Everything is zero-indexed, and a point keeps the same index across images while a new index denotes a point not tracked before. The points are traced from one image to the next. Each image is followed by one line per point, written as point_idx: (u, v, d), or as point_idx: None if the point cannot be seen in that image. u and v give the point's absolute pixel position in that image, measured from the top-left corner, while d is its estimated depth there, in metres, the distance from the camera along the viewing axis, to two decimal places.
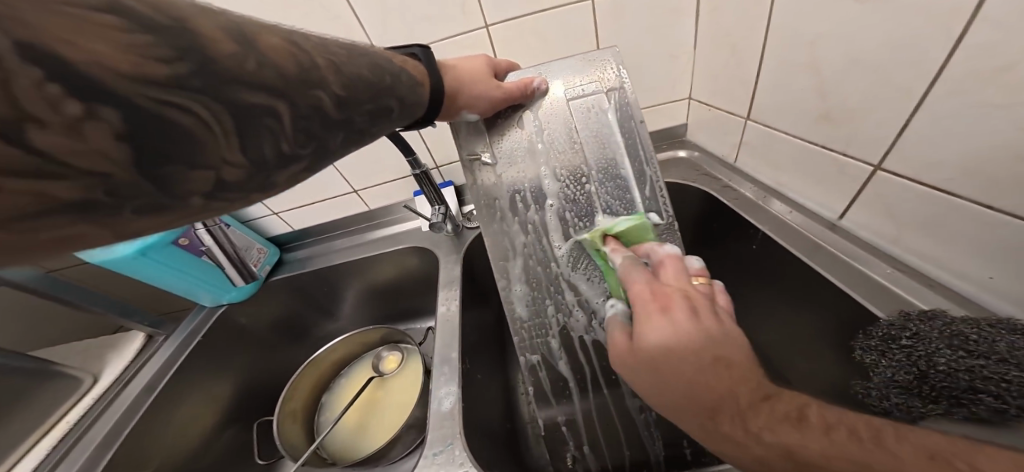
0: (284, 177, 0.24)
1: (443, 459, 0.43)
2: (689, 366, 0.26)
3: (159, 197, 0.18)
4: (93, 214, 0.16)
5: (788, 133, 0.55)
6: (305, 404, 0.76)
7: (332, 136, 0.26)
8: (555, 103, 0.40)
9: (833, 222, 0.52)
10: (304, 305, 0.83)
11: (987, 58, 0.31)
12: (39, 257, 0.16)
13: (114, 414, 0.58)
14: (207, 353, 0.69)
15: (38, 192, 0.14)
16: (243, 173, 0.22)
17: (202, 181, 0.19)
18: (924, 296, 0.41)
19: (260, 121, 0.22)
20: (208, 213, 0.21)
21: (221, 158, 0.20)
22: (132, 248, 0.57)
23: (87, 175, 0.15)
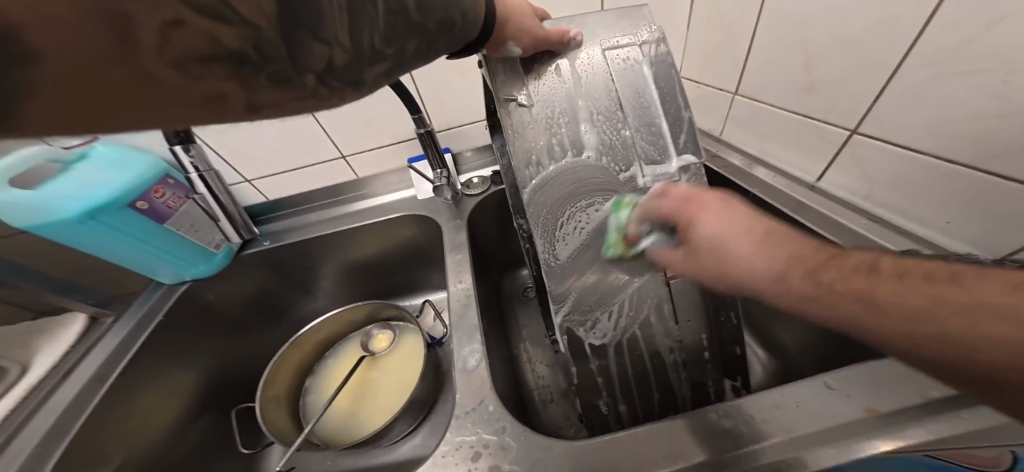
0: (371, 75, 0.28)
1: (477, 417, 0.41)
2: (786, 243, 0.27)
3: (287, 65, 0.23)
4: (243, 66, 0.21)
5: (772, 105, 0.60)
6: (288, 388, 0.70)
7: (410, 39, 0.29)
8: (591, 52, 0.40)
9: (812, 184, 0.59)
10: (281, 281, 0.75)
11: (956, 32, 0.36)
12: (205, 107, 0.21)
13: (57, 409, 0.49)
14: (170, 335, 0.60)
15: (210, 36, 0.19)
16: (348, 57, 0.26)
17: (320, 51, 0.24)
18: (893, 240, 0.48)
19: (364, 6, 0.25)
20: (316, 95, 0.26)
21: (335, 36, 0.24)
22: (78, 210, 0.48)
23: (244, 25, 0.20)
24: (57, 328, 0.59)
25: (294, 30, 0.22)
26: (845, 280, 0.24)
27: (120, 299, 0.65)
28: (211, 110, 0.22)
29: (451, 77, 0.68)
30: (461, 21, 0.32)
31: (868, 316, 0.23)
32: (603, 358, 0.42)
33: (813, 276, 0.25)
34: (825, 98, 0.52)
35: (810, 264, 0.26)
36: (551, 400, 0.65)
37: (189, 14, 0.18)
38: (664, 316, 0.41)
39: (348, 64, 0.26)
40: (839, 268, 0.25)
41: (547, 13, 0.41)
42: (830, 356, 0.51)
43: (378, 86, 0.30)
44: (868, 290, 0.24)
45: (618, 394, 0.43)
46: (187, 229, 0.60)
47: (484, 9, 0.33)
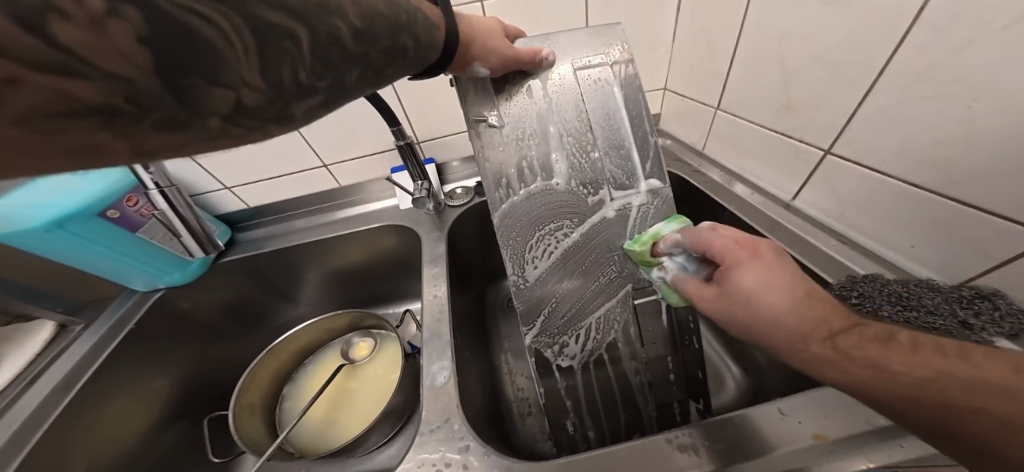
0: (300, 108, 0.26)
1: (442, 435, 0.41)
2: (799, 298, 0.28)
3: (179, 111, 0.19)
4: (114, 120, 0.17)
5: (752, 121, 0.60)
6: (264, 398, 0.69)
7: (348, 70, 0.27)
8: (563, 72, 0.40)
9: (788, 202, 0.59)
10: (260, 289, 0.74)
11: (924, 57, 0.36)
12: (76, 161, 0.18)
13: (18, 419, 0.48)
14: (141, 342, 0.60)
15: (59, 90, 0.15)
16: (261, 96, 0.23)
17: (222, 94, 0.20)
18: (862, 263, 0.48)
19: (280, 44, 0.22)
20: (225, 136, 0.23)
21: (240, 78, 0.21)
22: (43, 218, 0.48)
23: (107, 77, 0.16)
24: (23, 336, 0.58)
25: (175, 76, 0.18)
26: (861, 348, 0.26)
27: (89, 307, 0.64)
28: (79, 162, 0.18)
29: (434, 89, 0.68)
30: (414, 47, 0.32)
31: (877, 381, 0.25)
32: (570, 378, 0.41)
33: (832, 343, 0.26)
34: (802, 118, 0.51)
35: (837, 329, 0.27)
36: (528, 414, 0.65)
37: (20, 70, 0.14)
38: (630, 339, 0.41)
39: (262, 104, 0.23)
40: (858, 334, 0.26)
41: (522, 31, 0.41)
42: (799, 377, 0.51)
43: (312, 118, 0.28)
44: (882, 358, 0.25)
45: (585, 414, 0.42)
46: (160, 237, 0.59)
47: (444, 32, 0.34)
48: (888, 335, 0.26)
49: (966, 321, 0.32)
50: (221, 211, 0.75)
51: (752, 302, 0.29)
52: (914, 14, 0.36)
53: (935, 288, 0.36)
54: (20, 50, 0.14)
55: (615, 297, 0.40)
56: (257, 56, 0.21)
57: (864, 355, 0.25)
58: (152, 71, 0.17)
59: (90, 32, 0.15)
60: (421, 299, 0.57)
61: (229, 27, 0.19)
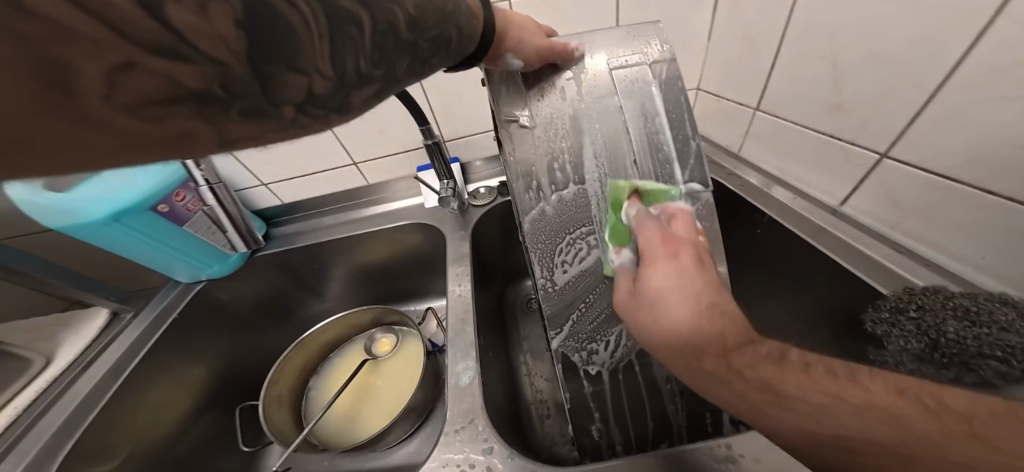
0: (357, 97, 0.27)
1: (465, 436, 0.41)
2: (701, 330, 0.27)
3: (260, 100, 0.21)
4: (209, 105, 0.20)
5: (795, 122, 0.56)
6: (291, 389, 0.71)
7: (399, 59, 0.28)
8: (598, 71, 0.39)
9: (835, 208, 0.55)
10: (290, 283, 0.77)
11: (1006, 53, 0.32)
12: (173, 150, 0.20)
13: (74, 400, 0.52)
14: (183, 331, 0.63)
15: (170, 74, 0.17)
16: (329, 87, 0.25)
17: (296, 80, 0.22)
18: (922, 275, 0.44)
19: (347, 31, 0.23)
20: (293, 123, 0.25)
21: (314, 66, 0.23)
22: (102, 212, 0.51)
23: (207, 62, 0.18)
24: (80, 322, 0.63)
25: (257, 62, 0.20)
26: (755, 367, 0.25)
27: (139, 295, 0.68)
28: (175, 149, 0.20)
29: (464, 89, 0.69)
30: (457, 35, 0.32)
31: (756, 406, 0.24)
32: (597, 383, 0.40)
33: (727, 359, 0.26)
34: (855, 118, 0.47)
35: (731, 344, 0.26)
36: (548, 416, 0.64)
37: (142, 55, 0.16)
38: None
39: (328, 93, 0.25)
40: (750, 353, 0.26)
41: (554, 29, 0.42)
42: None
43: (367, 107, 0.30)
44: (775, 379, 0.24)
45: (612, 420, 0.41)
46: (203, 231, 0.62)
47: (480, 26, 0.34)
48: (782, 354, 0.26)
49: None
50: (257, 207, 0.78)
51: (654, 308, 0.30)
52: (996, 7, 0.32)
53: (1010, 304, 0.32)
54: (140, 36, 0.16)
55: None
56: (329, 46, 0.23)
57: (756, 376, 0.24)
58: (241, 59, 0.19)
59: (197, 16, 0.17)
60: (447, 297, 0.57)
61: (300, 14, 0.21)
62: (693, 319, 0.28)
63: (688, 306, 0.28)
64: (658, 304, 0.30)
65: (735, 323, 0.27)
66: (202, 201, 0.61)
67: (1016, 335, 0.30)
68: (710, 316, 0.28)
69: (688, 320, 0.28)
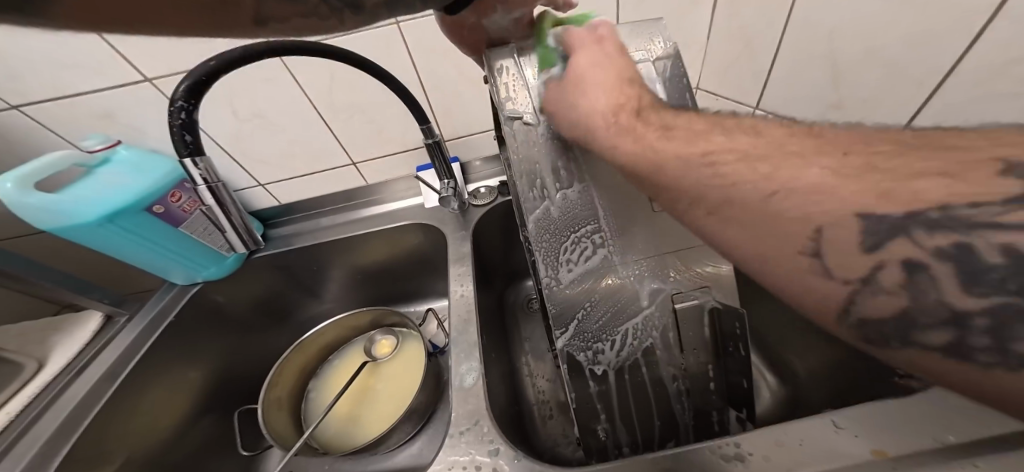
0: (368, 5, 0.27)
1: (471, 438, 0.40)
2: (605, 91, 0.33)
3: None
4: None
5: (795, 121, 0.57)
6: (290, 393, 0.70)
7: None
8: None
9: None
10: (288, 284, 0.76)
11: (1010, 50, 0.33)
12: (220, 21, 0.25)
13: (69, 405, 0.51)
14: (179, 334, 0.62)
15: None
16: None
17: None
18: None
19: None
20: (315, 15, 0.27)
21: None
22: (97, 214, 0.51)
23: None
24: (73, 326, 0.61)
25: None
26: (658, 118, 0.29)
27: (133, 298, 0.67)
28: (221, 14, 0.25)
29: (463, 88, 0.68)
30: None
31: (657, 161, 0.26)
32: (602, 383, 0.40)
33: (636, 112, 0.30)
34: (856, 117, 0.48)
35: (636, 103, 0.31)
36: (550, 416, 0.64)
37: None
38: (667, 344, 0.39)
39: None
40: (658, 109, 0.30)
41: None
42: (848, 389, 0.48)
43: (380, 19, 0.30)
44: (671, 126, 0.28)
45: (618, 419, 0.41)
46: (200, 233, 0.61)
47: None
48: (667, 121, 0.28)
49: None
50: (254, 208, 0.77)
51: (585, 85, 0.34)
52: (996, 5, 0.32)
53: None
54: None
55: (654, 303, 0.39)
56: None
57: (655, 122, 0.29)
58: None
59: None
60: (449, 297, 0.57)
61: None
62: (612, 86, 0.33)
63: (601, 90, 0.33)
64: (592, 72, 0.34)
65: (636, 91, 0.33)
66: (204, 201, 0.53)
67: None
68: (628, 91, 0.33)
69: (603, 97, 0.33)
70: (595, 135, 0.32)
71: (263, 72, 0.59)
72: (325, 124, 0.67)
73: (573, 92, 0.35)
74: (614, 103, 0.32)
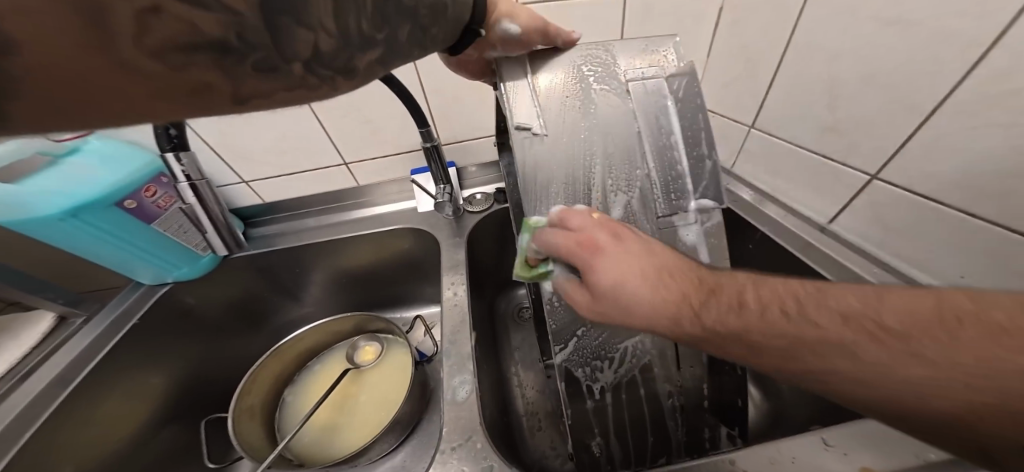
0: (361, 60, 0.28)
1: (464, 454, 0.38)
2: (659, 298, 0.28)
3: (274, 54, 0.22)
4: (226, 56, 0.20)
5: (789, 141, 0.58)
6: (264, 401, 0.66)
7: (400, 25, 0.29)
8: (616, 84, 0.39)
9: (823, 226, 0.56)
10: (267, 287, 0.72)
11: (1001, 83, 0.34)
12: (193, 106, 0.21)
13: (9, 414, 0.46)
14: (141, 338, 0.57)
15: (191, 22, 0.18)
16: (332, 43, 0.25)
17: (302, 39, 0.23)
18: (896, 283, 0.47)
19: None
20: (304, 81, 0.25)
21: (320, 21, 0.23)
22: (58, 208, 0.46)
23: (225, 11, 0.18)
24: (18, 327, 0.56)
25: (280, 36, 0.22)
26: (723, 320, 0.27)
27: (92, 297, 0.62)
28: (191, 103, 0.21)
29: (463, 92, 0.67)
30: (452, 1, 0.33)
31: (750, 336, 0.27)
32: (599, 398, 0.40)
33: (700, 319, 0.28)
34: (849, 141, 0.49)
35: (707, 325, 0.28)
36: (539, 428, 0.62)
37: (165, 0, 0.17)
38: (665, 360, 0.40)
39: (334, 51, 0.25)
40: (715, 307, 0.28)
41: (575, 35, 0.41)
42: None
43: (370, 72, 0.30)
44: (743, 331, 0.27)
45: (612, 436, 0.41)
46: (173, 231, 0.57)
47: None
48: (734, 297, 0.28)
49: None
50: (235, 205, 0.73)
51: (625, 303, 0.29)
52: (992, 39, 0.34)
53: None
54: None
55: None
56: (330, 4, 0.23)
57: (723, 326, 0.27)
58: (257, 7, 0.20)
59: None
60: (440, 305, 0.55)
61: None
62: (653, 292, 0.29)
63: (649, 289, 0.28)
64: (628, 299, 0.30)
65: (677, 273, 0.30)
66: (187, 201, 0.54)
67: None
68: (668, 287, 0.29)
69: (657, 303, 0.28)
70: (654, 323, 0.28)
71: None
72: (316, 117, 0.64)
73: (618, 306, 0.29)
74: (647, 278, 0.29)
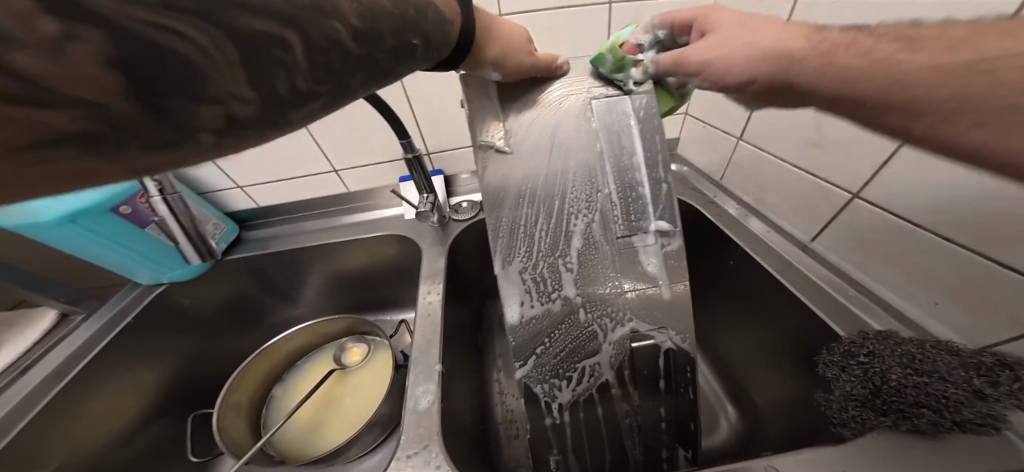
0: (297, 114, 0.23)
1: (418, 462, 0.39)
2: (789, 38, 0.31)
3: (169, 132, 0.17)
4: (101, 144, 0.16)
5: (775, 156, 0.56)
6: (251, 398, 0.70)
7: (353, 74, 0.24)
8: (582, 99, 0.38)
9: (806, 244, 0.56)
10: (259, 289, 0.76)
11: None
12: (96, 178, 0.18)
13: (7, 405, 0.50)
14: (134, 336, 0.61)
15: (42, 122, 0.14)
16: (254, 106, 0.20)
17: (214, 115, 0.18)
18: (878, 317, 0.45)
19: (268, 53, 0.18)
20: (221, 146, 0.21)
21: (228, 93, 0.18)
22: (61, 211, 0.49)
23: (78, 104, 0.14)
24: (24, 322, 0.60)
25: (184, 116, 0.17)
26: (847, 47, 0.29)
27: (93, 295, 0.66)
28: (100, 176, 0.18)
29: (449, 102, 0.68)
30: (422, 46, 0.28)
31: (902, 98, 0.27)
32: (558, 414, 0.40)
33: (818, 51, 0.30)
34: (833, 158, 0.47)
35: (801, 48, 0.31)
36: (516, 436, 0.62)
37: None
38: (623, 381, 0.39)
39: (255, 114, 0.20)
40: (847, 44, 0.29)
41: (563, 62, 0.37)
42: (793, 427, 0.49)
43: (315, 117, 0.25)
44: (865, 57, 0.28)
45: (570, 452, 0.41)
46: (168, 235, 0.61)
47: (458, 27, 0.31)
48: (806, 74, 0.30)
49: (981, 392, 0.31)
50: (231, 209, 0.76)
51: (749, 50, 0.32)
52: None
53: (952, 351, 0.34)
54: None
55: (613, 341, 0.38)
56: (243, 72, 0.18)
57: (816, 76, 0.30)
58: (134, 92, 0.15)
59: (52, 62, 0.12)
60: (416, 310, 0.56)
61: (198, 37, 0.15)
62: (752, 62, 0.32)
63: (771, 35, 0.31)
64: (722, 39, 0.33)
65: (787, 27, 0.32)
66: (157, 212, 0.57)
67: (952, 386, 0.32)
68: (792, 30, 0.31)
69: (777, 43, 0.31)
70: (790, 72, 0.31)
71: None
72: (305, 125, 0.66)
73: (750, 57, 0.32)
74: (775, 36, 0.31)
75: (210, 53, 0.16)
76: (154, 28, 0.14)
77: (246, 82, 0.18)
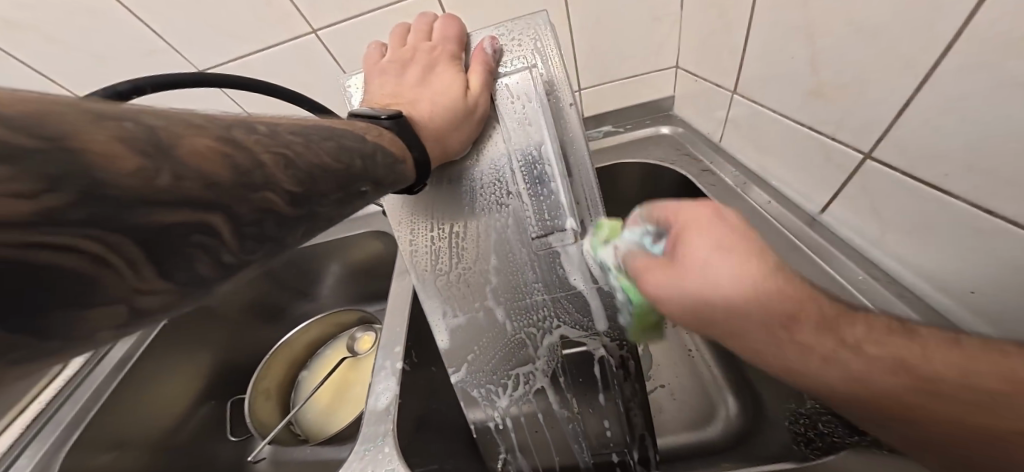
0: (224, 288, 0.17)
1: (371, 456, 0.42)
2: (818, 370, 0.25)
3: (46, 347, 0.10)
4: None
5: (773, 111, 0.46)
6: (280, 383, 0.78)
7: (289, 233, 0.20)
8: (502, 85, 0.37)
9: (814, 216, 0.46)
10: (276, 287, 0.84)
11: None
12: None
13: (83, 394, 0.63)
14: (174, 336, 0.71)
15: None
16: (168, 298, 0.14)
17: (106, 321, 0.12)
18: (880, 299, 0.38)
19: (189, 241, 0.14)
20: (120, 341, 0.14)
21: (131, 287, 0.12)
22: None
23: None
24: None
25: (65, 336, 0.11)
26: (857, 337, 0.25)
27: None
28: None
29: None
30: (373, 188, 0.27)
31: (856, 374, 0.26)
32: (497, 413, 0.40)
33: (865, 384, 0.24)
34: (836, 107, 0.37)
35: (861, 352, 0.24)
36: None
37: None
38: (559, 388, 0.39)
39: (168, 306, 0.14)
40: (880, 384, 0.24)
41: (492, 92, 0.37)
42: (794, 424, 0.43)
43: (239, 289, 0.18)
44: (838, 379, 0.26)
45: (517, 452, 0.41)
46: None
47: (412, 162, 0.32)
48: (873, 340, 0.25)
49: None
50: None
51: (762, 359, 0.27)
52: None
53: None
54: None
55: (543, 345, 0.38)
56: (155, 271, 0.13)
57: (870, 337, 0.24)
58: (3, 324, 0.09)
59: None
60: (391, 292, 0.58)
61: (106, 247, 0.11)
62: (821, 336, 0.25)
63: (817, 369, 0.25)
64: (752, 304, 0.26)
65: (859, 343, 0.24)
66: None
67: None
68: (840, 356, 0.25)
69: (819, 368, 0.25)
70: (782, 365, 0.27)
71: (210, 98, 0.63)
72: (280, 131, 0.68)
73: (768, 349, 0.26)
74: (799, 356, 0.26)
75: (112, 260, 0.11)
76: (47, 247, 0.10)
77: (163, 277, 0.13)
